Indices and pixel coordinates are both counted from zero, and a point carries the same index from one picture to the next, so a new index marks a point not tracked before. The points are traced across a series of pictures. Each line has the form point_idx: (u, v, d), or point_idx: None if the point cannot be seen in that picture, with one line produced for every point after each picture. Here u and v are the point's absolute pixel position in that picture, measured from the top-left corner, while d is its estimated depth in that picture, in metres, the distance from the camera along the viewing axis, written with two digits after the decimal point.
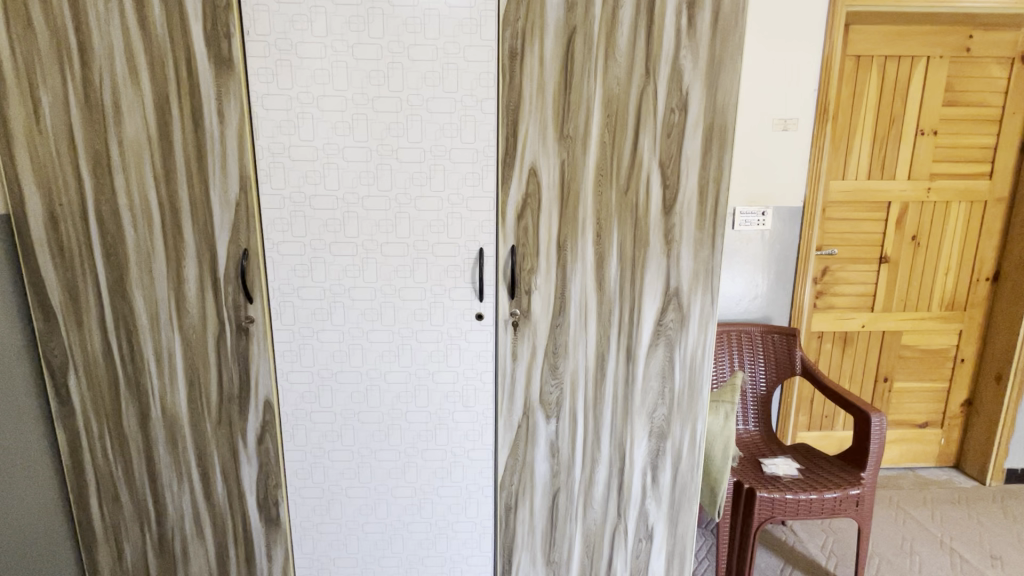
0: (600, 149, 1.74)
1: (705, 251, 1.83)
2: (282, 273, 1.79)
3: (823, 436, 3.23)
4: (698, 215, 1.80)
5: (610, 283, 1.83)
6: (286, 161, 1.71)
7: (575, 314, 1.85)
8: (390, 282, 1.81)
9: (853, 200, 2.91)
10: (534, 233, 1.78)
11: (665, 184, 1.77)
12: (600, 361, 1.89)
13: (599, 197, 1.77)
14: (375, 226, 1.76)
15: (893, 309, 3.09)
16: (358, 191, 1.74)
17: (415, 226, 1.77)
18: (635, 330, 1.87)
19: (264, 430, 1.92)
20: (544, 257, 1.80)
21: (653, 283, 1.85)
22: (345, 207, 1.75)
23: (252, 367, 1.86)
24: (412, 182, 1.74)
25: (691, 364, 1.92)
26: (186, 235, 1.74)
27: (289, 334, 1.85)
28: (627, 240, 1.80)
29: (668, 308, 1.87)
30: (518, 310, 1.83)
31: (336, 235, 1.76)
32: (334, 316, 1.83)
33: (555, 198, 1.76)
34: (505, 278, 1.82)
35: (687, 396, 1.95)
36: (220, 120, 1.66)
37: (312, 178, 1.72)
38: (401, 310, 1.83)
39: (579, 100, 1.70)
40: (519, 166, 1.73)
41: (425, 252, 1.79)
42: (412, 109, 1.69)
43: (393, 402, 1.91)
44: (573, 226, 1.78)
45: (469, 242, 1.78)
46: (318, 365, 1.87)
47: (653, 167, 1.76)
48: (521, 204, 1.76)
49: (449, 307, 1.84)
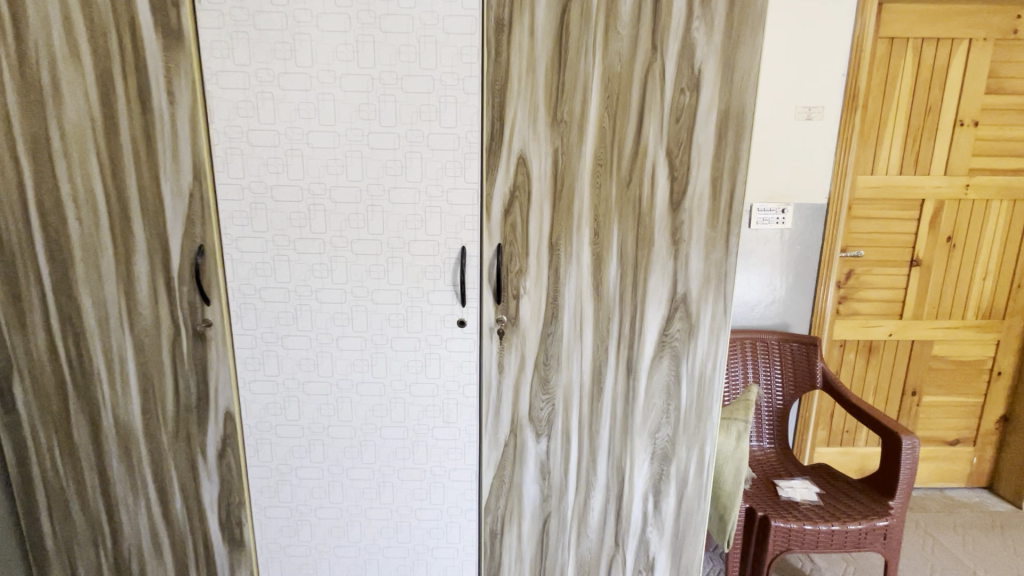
0: (599, 136, 1.52)
1: (718, 253, 1.61)
2: (242, 272, 1.61)
3: (843, 453, 2.99)
4: (710, 211, 1.59)
5: (609, 288, 1.63)
6: (245, 147, 1.52)
7: (569, 322, 1.64)
8: (362, 284, 1.62)
9: (883, 198, 2.66)
10: (523, 231, 1.58)
11: (672, 176, 1.56)
12: (596, 375, 1.69)
13: (598, 190, 1.56)
14: (345, 221, 1.57)
15: (924, 316, 2.83)
16: (325, 180, 1.55)
17: (389, 222, 1.57)
18: (637, 341, 1.67)
19: (225, 444, 1.74)
20: (535, 257, 1.60)
21: (658, 289, 1.63)
22: (310, 199, 1.56)
23: (211, 376, 1.68)
24: (385, 172, 1.54)
25: (700, 379, 1.71)
26: (136, 230, 1.57)
27: (251, 339, 1.67)
28: (629, 240, 1.59)
29: (675, 317, 1.66)
30: (505, 317, 1.64)
31: (302, 230, 1.58)
32: (301, 320, 1.65)
33: (547, 191, 1.55)
34: (490, 281, 1.61)
35: (696, 414, 1.74)
36: (170, 100, 1.48)
37: (274, 166, 1.54)
38: (374, 315, 1.64)
39: (575, 78, 1.49)
40: (506, 155, 1.53)
41: (400, 251, 1.59)
42: (385, 88, 1.49)
43: (366, 416, 1.72)
44: (568, 222, 1.57)
45: (449, 239, 1.59)
46: (283, 374, 1.69)
47: (660, 157, 1.54)
48: (509, 198, 1.56)
49: (427, 313, 1.64)
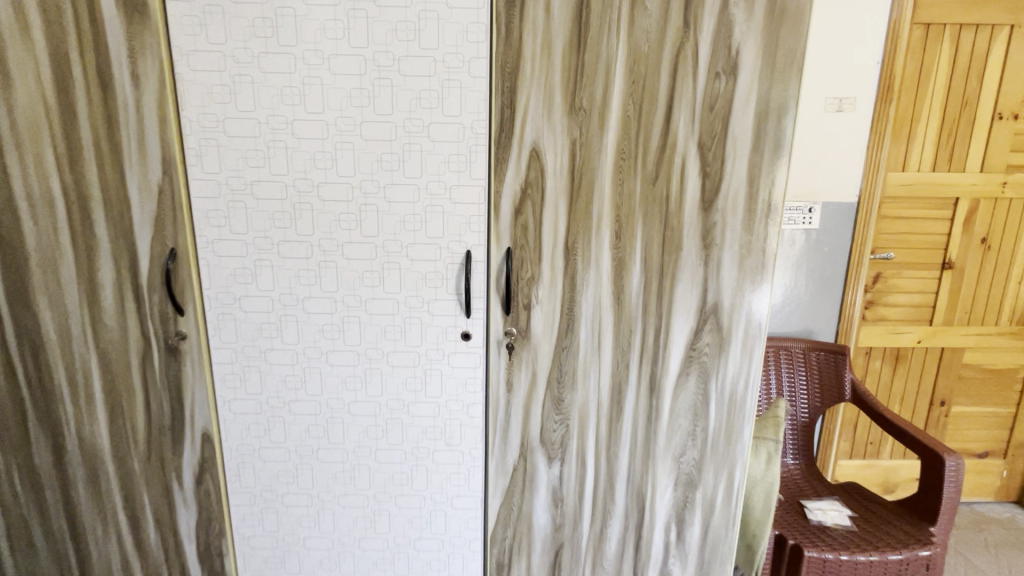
0: (623, 126, 1.35)
1: (754, 258, 1.44)
2: (219, 279, 1.43)
3: (867, 466, 2.83)
4: (746, 212, 1.41)
5: (631, 298, 1.45)
6: (221, 137, 1.34)
7: (587, 334, 1.47)
8: (354, 293, 1.44)
9: (915, 196, 2.48)
10: (536, 233, 1.40)
11: (704, 172, 1.38)
12: (616, 393, 1.52)
13: (620, 188, 1.38)
14: (335, 222, 1.39)
15: (955, 322, 2.67)
16: (312, 176, 1.37)
17: (385, 223, 1.39)
18: (662, 356, 1.50)
19: (203, 469, 1.57)
20: (548, 263, 1.42)
21: (686, 298, 1.46)
22: (296, 197, 1.38)
23: (186, 395, 1.51)
24: (380, 166, 1.36)
25: (730, 397, 1.54)
26: (99, 232, 1.39)
27: (230, 354, 1.49)
28: (655, 242, 1.42)
29: (704, 329, 1.48)
30: (515, 329, 1.46)
31: (286, 232, 1.40)
32: (286, 333, 1.47)
33: (563, 188, 1.38)
34: (497, 289, 1.44)
35: (727, 436, 1.57)
36: (135, 84, 1.30)
37: (254, 159, 1.36)
38: (368, 327, 1.47)
39: (595, 60, 1.31)
40: (517, 147, 1.35)
41: (398, 256, 1.42)
42: (380, 71, 1.31)
43: (360, 439, 1.55)
44: (586, 224, 1.40)
45: (453, 242, 1.41)
46: (267, 392, 1.52)
47: (690, 150, 1.37)
48: (520, 196, 1.38)
49: (427, 325, 1.46)
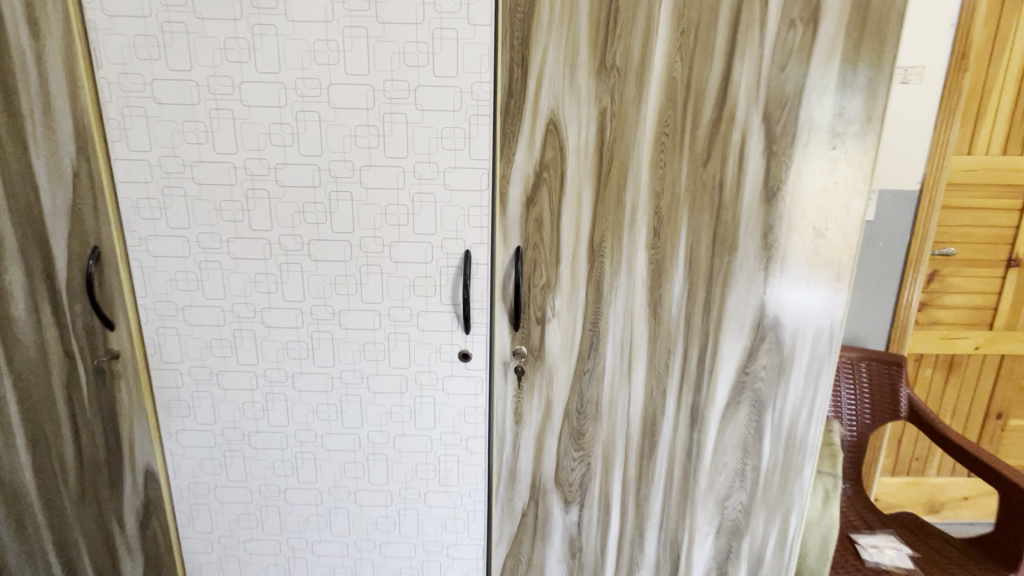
0: (667, 91, 1.04)
1: (827, 262, 1.14)
2: (157, 285, 1.15)
3: (911, 484, 2.55)
4: (819, 202, 1.11)
5: (670, 310, 1.16)
6: (150, 105, 1.05)
7: (614, 355, 1.18)
8: (325, 303, 1.15)
9: (981, 183, 2.16)
10: (552, 229, 1.11)
11: (769, 151, 1.08)
12: (648, 425, 1.24)
13: (660, 172, 1.08)
14: (299, 214, 1.10)
15: (1018, 327, 2.36)
16: (268, 155, 1.07)
17: (361, 215, 1.10)
18: (706, 382, 1.21)
19: (148, 512, 1.30)
20: (567, 267, 1.13)
21: (739, 311, 1.17)
22: (249, 183, 1.09)
23: (124, 426, 1.23)
24: (354, 143, 1.06)
25: (789, 431, 1.25)
26: (2, 226, 1.10)
27: (175, 376, 1.21)
28: (702, 241, 1.12)
29: (761, 348, 1.19)
30: (525, 348, 1.17)
31: (238, 227, 1.11)
32: (242, 351, 1.19)
33: (588, 172, 1.08)
34: (504, 299, 1.15)
35: (782, 477, 1.29)
36: (35, 34, 1.00)
37: (194, 134, 1.06)
38: (343, 346, 1.18)
39: (633, 4, 1.00)
40: (530, 118, 1.05)
41: (378, 257, 1.12)
42: (351, 17, 1.01)
43: (336, 478, 1.28)
44: (617, 218, 1.10)
45: (447, 241, 1.11)
46: (222, 423, 1.24)
47: (752, 123, 1.07)
48: (534, 182, 1.08)
49: (417, 343, 1.18)
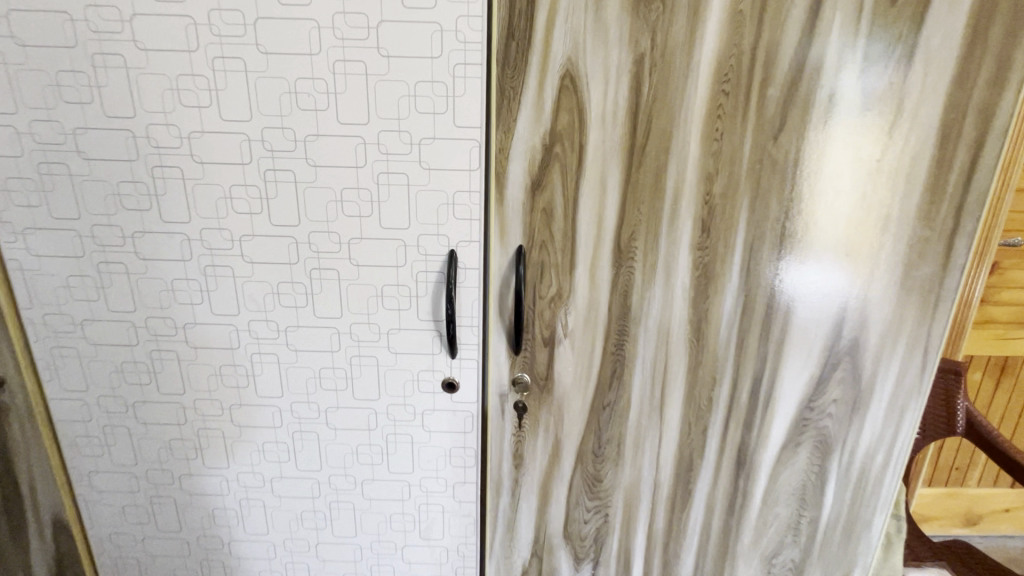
0: (728, 33, 0.75)
1: (928, 268, 0.87)
2: (46, 294, 0.87)
3: (949, 495, 2.32)
4: (924, 190, 0.83)
5: (718, 330, 0.89)
6: (10, 48, 0.75)
7: (643, 385, 0.92)
8: (267, 318, 0.88)
9: None
10: (567, 223, 0.83)
11: (863, 120, 0.80)
12: (682, 470, 0.98)
13: (714, 148, 0.80)
14: (225, 201, 0.82)
15: None
16: (179, 120, 0.78)
17: (309, 203, 0.82)
18: (759, 419, 0.95)
19: (62, 568, 1.05)
20: (586, 274, 0.85)
21: (807, 331, 0.90)
22: (155, 158, 0.80)
23: (19, 468, 0.97)
24: (295, 103, 0.77)
25: (858, 478, 0.99)
26: None
27: (80, 407, 0.95)
28: (763, 241, 0.85)
29: (832, 378, 0.93)
30: (527, 377, 0.91)
31: (145, 218, 0.83)
32: (164, 377, 0.92)
33: (617, 146, 0.79)
34: (501, 314, 0.87)
35: (847, 531, 1.03)
36: None
37: (74, 89, 0.77)
38: (293, 372, 0.91)
39: None
40: (537, 70, 0.76)
41: (334, 259, 0.85)
42: None
43: (292, 529, 1.03)
44: (653, 209, 0.82)
45: (425, 238, 0.83)
46: (145, 464, 0.99)
47: (843, 80, 0.78)
48: (542, 160, 0.79)
49: (387, 369, 0.91)
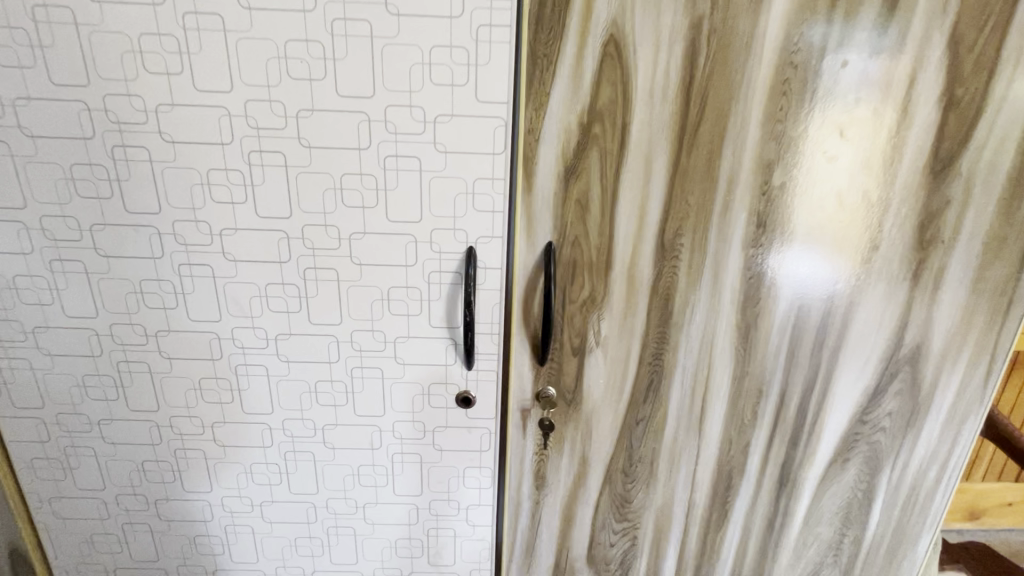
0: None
1: (1002, 269, 0.77)
2: None
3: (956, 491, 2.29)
4: (1006, 181, 0.73)
5: (768, 338, 0.79)
6: None
7: (682, 398, 0.82)
8: (254, 324, 0.76)
9: None
10: (604, 217, 0.72)
11: (947, 99, 0.69)
12: (720, 489, 0.89)
13: (775, 130, 0.69)
14: (202, 189, 0.69)
15: None
16: (143, 90, 0.65)
17: (303, 192, 0.69)
18: (806, 434, 0.86)
19: None
20: (623, 275, 0.75)
21: (865, 338, 0.80)
22: (115, 135, 0.67)
23: None
24: (284, 70, 0.64)
25: (907, 495, 0.91)
26: None
27: (36, 427, 0.82)
28: (825, 238, 0.75)
29: (889, 390, 0.84)
30: (553, 389, 0.81)
31: (106, 208, 0.70)
32: (134, 391, 0.80)
33: (666, 127, 0.68)
34: (525, 321, 0.77)
35: (892, 551, 0.96)
36: None
37: (12, 50, 0.63)
38: (285, 385, 0.80)
39: None
40: (575, 36, 0.65)
41: (333, 257, 0.73)
42: None
43: (284, 557, 0.92)
44: (703, 201, 0.72)
45: (440, 233, 0.71)
46: (115, 489, 0.86)
47: (927, 52, 0.67)
48: (579, 142, 0.69)
49: (394, 382, 0.80)
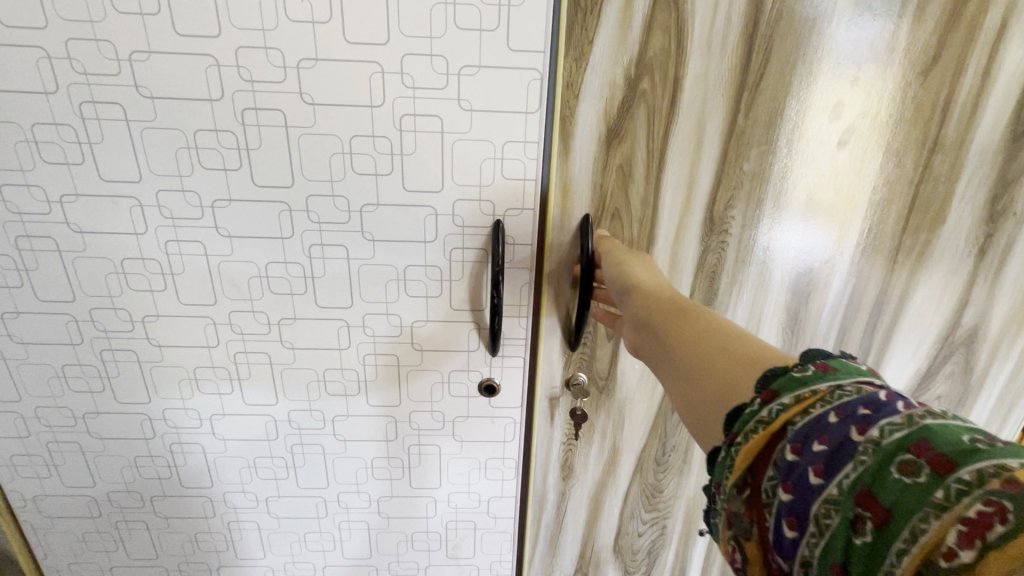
0: None
1: None
2: None
3: None
4: None
5: (818, 319, 0.73)
6: None
7: None
8: (254, 308, 0.68)
9: None
10: (649, 187, 0.64)
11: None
12: None
13: (843, 87, 0.61)
14: (190, 153, 0.60)
15: None
16: (113, 34, 0.55)
17: (307, 158, 0.60)
18: None
19: None
20: (665, 251, 0.68)
21: (923, 319, 0.74)
22: (81, 88, 0.57)
23: None
24: (282, 11, 0.54)
25: None
26: None
27: (14, 421, 0.74)
28: (890, 210, 0.68)
29: (940, 373, 0.79)
30: (585, 376, 0.75)
31: (77, 176, 0.60)
32: (121, 382, 0.72)
33: (723, 82, 0.60)
34: (556, 300, 0.71)
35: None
36: None
37: None
38: (291, 375, 0.72)
39: None
40: None
41: (342, 232, 0.64)
42: None
43: (294, 552, 0.86)
44: (759, 168, 0.64)
45: (463, 205, 0.63)
46: (107, 486, 0.79)
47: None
48: (624, 100, 0.61)
49: (411, 370, 0.73)
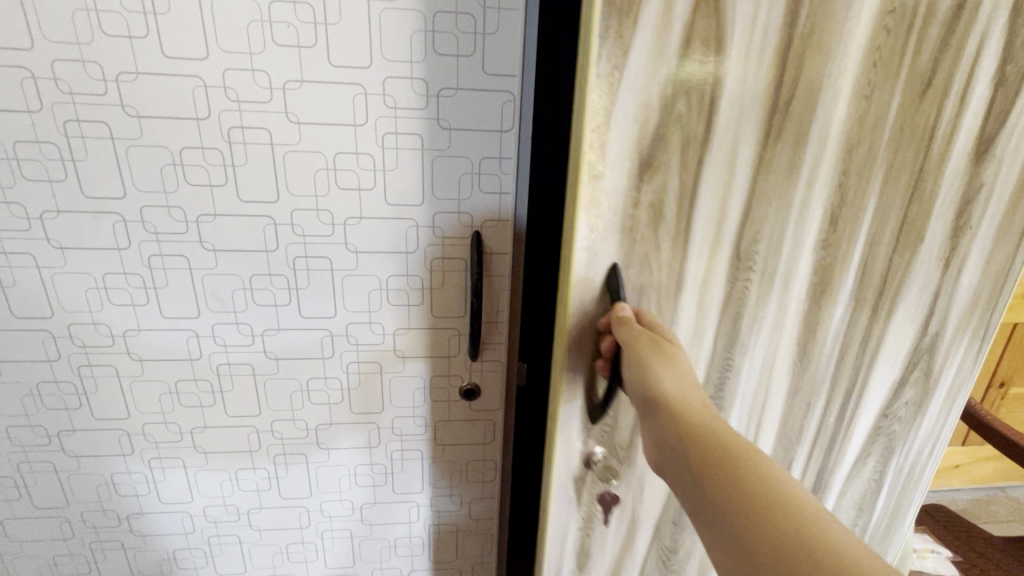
0: None
1: None
2: None
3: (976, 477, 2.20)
4: None
5: (828, 355, 0.67)
6: None
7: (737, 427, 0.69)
8: (237, 320, 0.69)
9: None
10: (679, 225, 0.56)
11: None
12: None
13: (869, 112, 0.56)
14: (175, 170, 0.62)
15: None
16: (99, 56, 0.56)
17: (291, 174, 0.63)
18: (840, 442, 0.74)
19: None
20: (691, 295, 0.60)
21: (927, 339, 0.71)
22: (65, 108, 0.58)
23: None
24: (269, 37, 0.57)
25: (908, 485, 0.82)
26: None
27: None
28: (904, 239, 0.64)
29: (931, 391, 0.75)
30: (603, 452, 0.64)
31: (58, 193, 0.61)
32: (99, 398, 0.72)
33: (755, 106, 0.52)
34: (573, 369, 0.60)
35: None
36: None
37: None
38: (274, 384, 0.74)
39: None
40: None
41: (325, 244, 0.67)
42: None
43: (275, 565, 0.86)
44: (790, 194, 0.57)
45: (443, 217, 0.67)
46: (80, 505, 0.78)
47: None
48: (659, 124, 0.52)
49: (393, 376, 0.75)
